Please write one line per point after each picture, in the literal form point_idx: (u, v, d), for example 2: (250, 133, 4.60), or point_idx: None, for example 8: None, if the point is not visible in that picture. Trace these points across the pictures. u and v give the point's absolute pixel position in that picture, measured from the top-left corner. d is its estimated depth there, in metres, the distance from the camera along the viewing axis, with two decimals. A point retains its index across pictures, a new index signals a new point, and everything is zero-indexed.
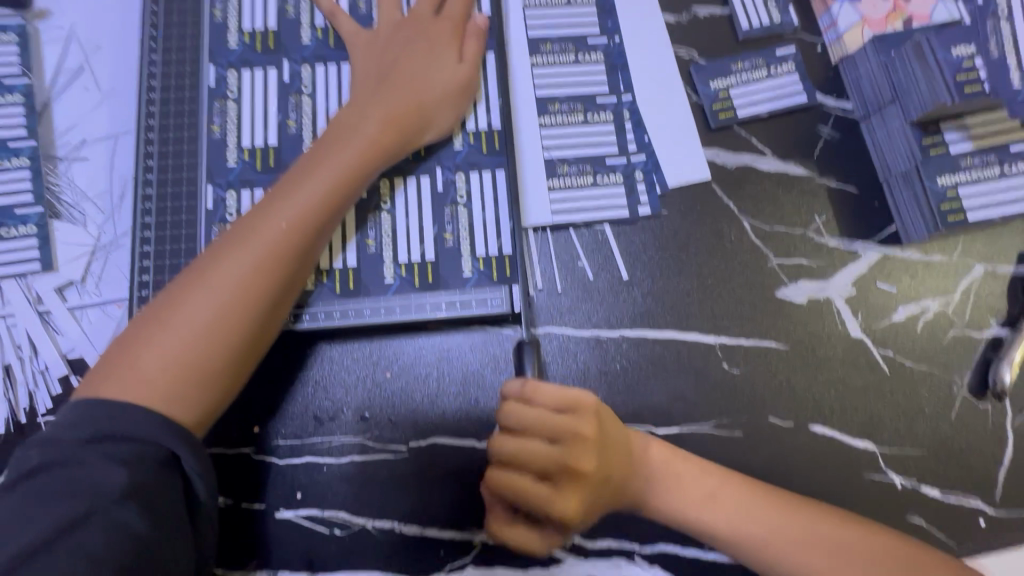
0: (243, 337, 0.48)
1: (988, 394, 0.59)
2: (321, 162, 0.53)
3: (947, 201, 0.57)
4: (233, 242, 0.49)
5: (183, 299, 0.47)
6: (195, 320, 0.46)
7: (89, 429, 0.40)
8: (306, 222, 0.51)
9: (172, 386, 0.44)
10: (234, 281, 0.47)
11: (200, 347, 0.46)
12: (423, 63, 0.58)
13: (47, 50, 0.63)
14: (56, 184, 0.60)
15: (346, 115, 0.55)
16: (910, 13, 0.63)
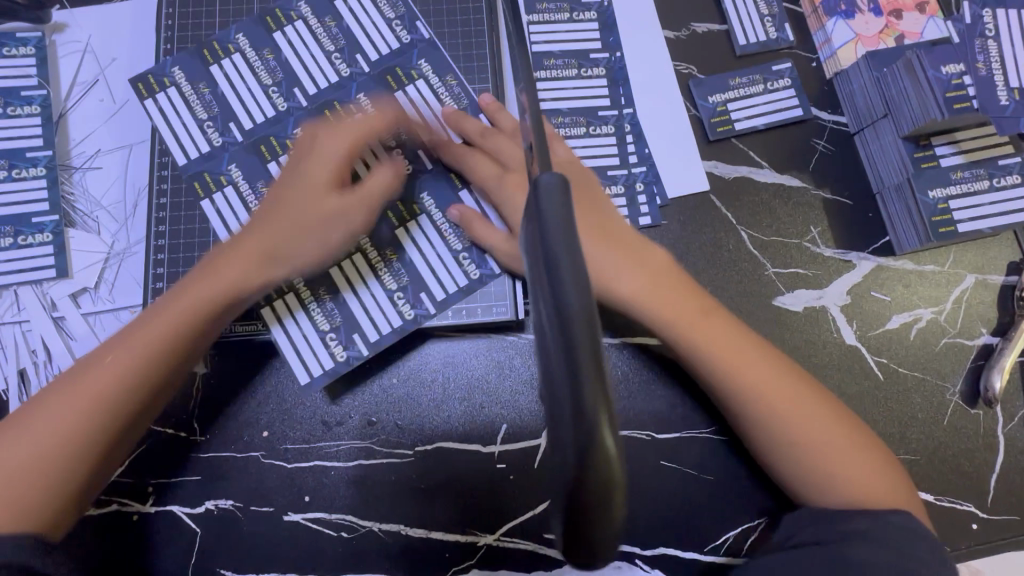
0: (91, 449, 0.49)
1: (979, 401, 0.60)
2: (236, 241, 0.56)
3: (938, 214, 0.59)
4: (126, 331, 0.52)
5: (36, 411, 0.49)
6: (36, 435, 0.48)
7: None
8: (180, 315, 0.52)
9: (35, 474, 0.47)
10: (87, 395, 0.49)
11: (38, 461, 0.47)
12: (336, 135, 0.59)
13: (64, 63, 0.64)
14: (72, 193, 0.61)
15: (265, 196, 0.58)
16: (902, 31, 0.66)
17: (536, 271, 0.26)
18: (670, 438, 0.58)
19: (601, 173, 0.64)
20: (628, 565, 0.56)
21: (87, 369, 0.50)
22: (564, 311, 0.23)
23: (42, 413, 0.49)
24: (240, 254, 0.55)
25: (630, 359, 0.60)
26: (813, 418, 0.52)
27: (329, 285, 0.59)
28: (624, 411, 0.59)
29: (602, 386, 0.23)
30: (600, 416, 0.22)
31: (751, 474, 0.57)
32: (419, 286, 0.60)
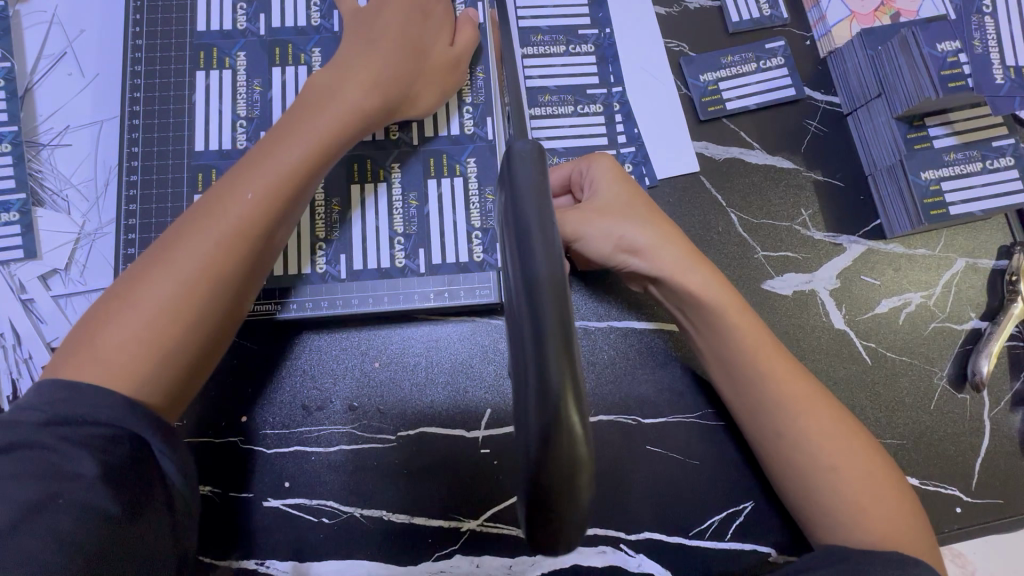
0: (209, 318, 0.42)
1: (966, 385, 0.60)
2: (306, 120, 0.48)
3: (930, 195, 0.58)
4: (240, 178, 0.45)
5: (133, 294, 0.41)
6: (145, 314, 0.41)
7: (48, 411, 0.37)
8: (277, 191, 0.45)
9: (141, 368, 0.40)
10: (189, 268, 0.42)
11: (149, 341, 0.40)
12: (416, 31, 0.56)
13: (29, 34, 0.61)
14: (39, 170, 0.59)
15: (340, 74, 0.51)
16: (897, 9, 0.64)
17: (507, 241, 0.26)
18: (656, 423, 0.58)
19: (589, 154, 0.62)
20: (612, 549, 0.56)
21: (179, 244, 0.43)
22: (530, 278, 0.23)
23: (167, 271, 0.42)
24: (349, 102, 0.50)
25: (615, 343, 0.60)
26: (834, 423, 0.49)
27: (307, 266, 0.57)
28: (610, 396, 0.58)
29: (563, 320, 0.22)
30: (558, 346, 0.22)
31: (734, 460, 0.57)
32: (343, 248, 0.58)
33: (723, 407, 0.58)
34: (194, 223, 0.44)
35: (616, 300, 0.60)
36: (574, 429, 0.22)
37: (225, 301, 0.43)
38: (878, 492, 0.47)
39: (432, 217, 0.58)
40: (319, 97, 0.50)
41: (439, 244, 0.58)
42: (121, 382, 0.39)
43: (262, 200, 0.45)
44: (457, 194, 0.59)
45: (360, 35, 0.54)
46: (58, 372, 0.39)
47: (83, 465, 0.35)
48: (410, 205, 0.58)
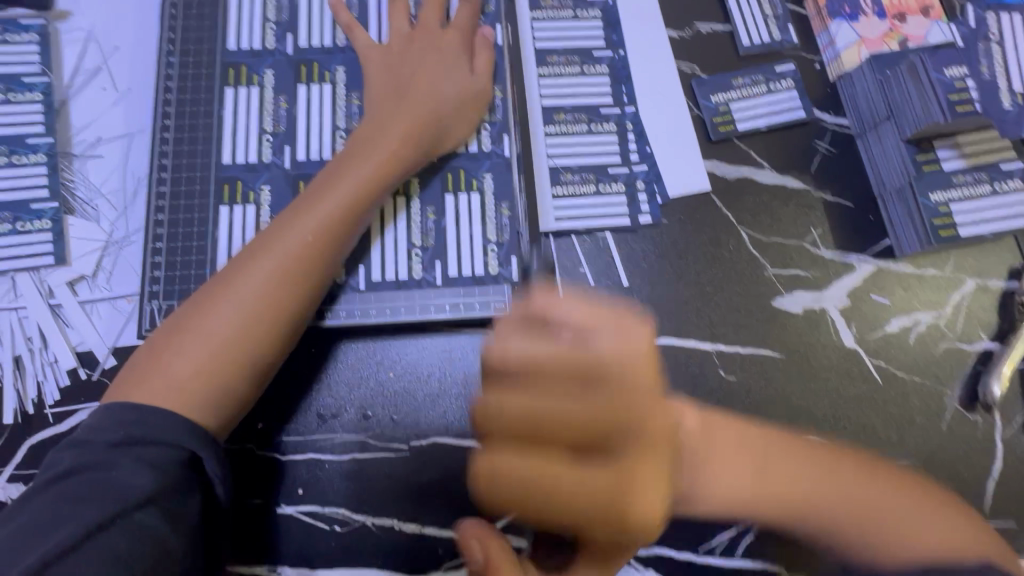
0: (260, 346, 0.49)
1: (977, 406, 0.60)
2: (350, 168, 0.55)
3: (939, 217, 0.59)
4: (285, 225, 0.52)
5: (195, 323, 0.48)
6: (206, 342, 0.47)
7: (118, 432, 0.43)
8: (324, 233, 0.52)
9: (199, 389, 0.46)
10: (244, 302, 0.49)
11: (208, 364, 0.47)
12: (443, 75, 0.60)
13: (67, 50, 0.64)
14: (71, 179, 0.61)
15: (375, 125, 0.58)
16: (905, 34, 0.66)
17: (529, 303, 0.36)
18: None
19: (601, 170, 0.64)
20: (621, 564, 0.56)
21: (232, 285, 0.49)
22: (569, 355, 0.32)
23: (224, 308, 0.48)
24: (380, 152, 0.56)
25: None
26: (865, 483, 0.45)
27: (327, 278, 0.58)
28: None
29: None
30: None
31: None
32: (361, 259, 0.59)
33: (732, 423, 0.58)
34: (248, 260, 0.50)
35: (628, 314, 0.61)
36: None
37: (273, 334, 0.49)
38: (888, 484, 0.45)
39: (448, 230, 0.60)
40: (357, 148, 0.56)
41: (454, 256, 0.59)
42: (181, 403, 0.46)
43: (312, 241, 0.51)
44: (473, 209, 0.60)
45: (387, 86, 0.60)
46: (127, 394, 0.46)
47: (136, 478, 0.41)
48: (426, 218, 0.60)
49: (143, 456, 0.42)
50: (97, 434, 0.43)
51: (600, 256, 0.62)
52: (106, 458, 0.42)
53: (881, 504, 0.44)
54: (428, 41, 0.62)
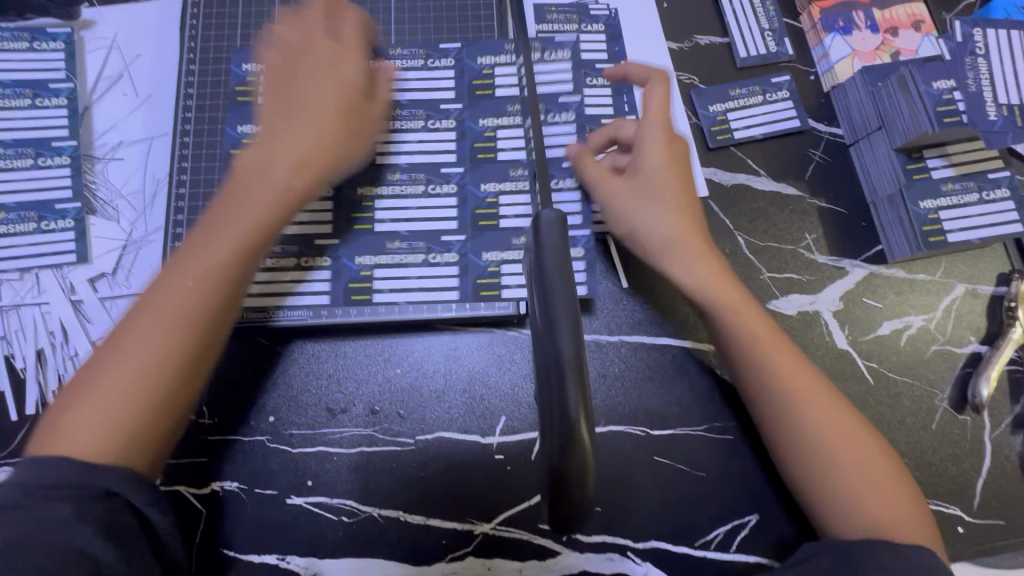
0: (179, 380, 0.44)
1: (967, 407, 0.62)
2: (242, 182, 0.49)
3: (929, 223, 0.61)
4: (181, 254, 0.47)
5: (109, 366, 0.43)
6: (122, 384, 0.43)
7: (54, 465, 0.40)
8: (231, 260, 0.47)
9: (117, 435, 0.42)
10: (159, 337, 0.44)
11: (123, 407, 0.42)
12: (336, 84, 0.53)
13: (91, 58, 0.67)
14: (93, 181, 0.64)
15: (274, 131, 0.51)
16: (897, 47, 0.69)
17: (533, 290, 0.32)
18: (664, 435, 0.60)
19: None
20: (620, 557, 0.58)
21: (134, 322, 0.44)
22: (559, 357, 0.29)
23: (126, 347, 0.43)
24: (277, 170, 0.50)
25: (626, 357, 0.62)
26: (849, 437, 0.52)
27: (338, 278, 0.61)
28: (620, 407, 0.61)
29: (578, 353, 0.29)
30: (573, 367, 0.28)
31: (740, 472, 0.59)
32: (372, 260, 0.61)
33: (729, 420, 0.60)
34: (164, 288, 0.45)
35: (627, 316, 0.63)
36: (583, 442, 0.27)
37: (183, 372, 0.44)
38: (850, 435, 0.52)
39: (454, 233, 0.62)
40: (248, 160, 0.50)
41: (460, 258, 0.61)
42: (95, 452, 0.41)
43: (211, 264, 0.46)
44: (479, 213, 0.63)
45: (276, 101, 0.52)
46: (38, 451, 0.41)
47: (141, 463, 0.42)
48: (462, 172, 0.63)
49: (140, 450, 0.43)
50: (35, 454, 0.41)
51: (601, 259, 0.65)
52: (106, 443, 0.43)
53: (859, 471, 0.51)
54: (320, 54, 0.54)
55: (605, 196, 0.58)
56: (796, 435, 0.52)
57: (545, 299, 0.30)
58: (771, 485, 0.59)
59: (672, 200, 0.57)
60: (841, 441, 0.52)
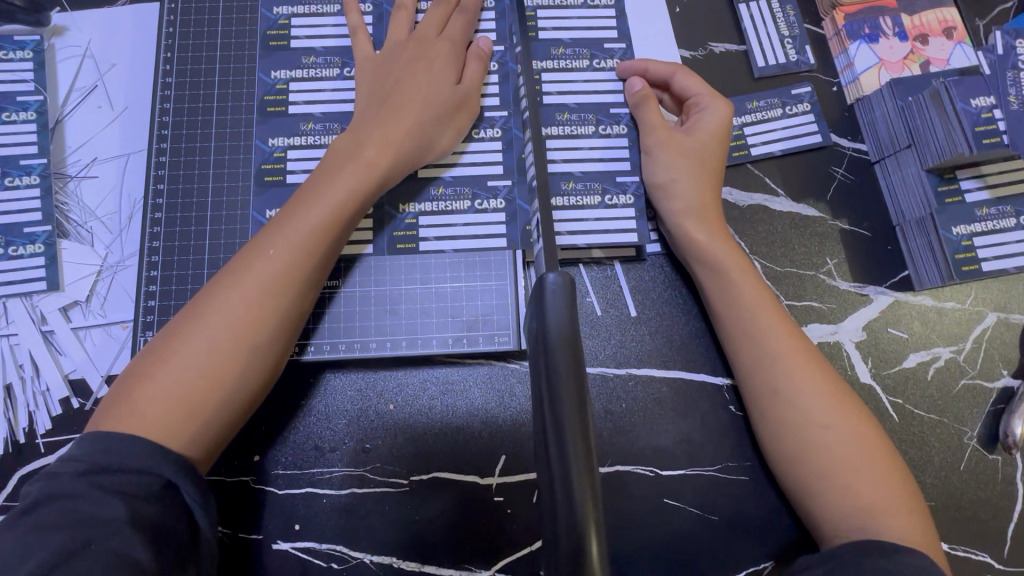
0: (244, 373, 0.47)
1: (998, 446, 0.58)
2: (321, 184, 0.52)
3: (962, 251, 0.57)
4: (262, 241, 0.50)
5: (179, 344, 0.46)
6: (189, 364, 0.46)
7: (88, 461, 0.41)
8: (301, 257, 0.49)
9: (180, 417, 0.44)
10: (228, 325, 0.47)
11: (186, 388, 0.45)
12: (427, 78, 0.56)
13: (63, 68, 0.62)
14: (65, 202, 0.60)
15: (355, 133, 0.54)
16: (927, 57, 0.64)
17: (531, 336, 0.30)
18: (674, 475, 0.56)
19: (608, 180, 0.61)
20: None
21: (214, 303, 0.47)
22: (548, 340, 0.29)
23: (202, 329, 0.47)
24: (359, 162, 0.52)
25: (635, 391, 0.58)
26: (855, 441, 0.49)
27: (327, 309, 0.57)
28: (627, 445, 0.57)
29: (584, 438, 0.26)
30: (578, 454, 0.25)
31: (755, 516, 0.55)
32: (363, 288, 0.58)
33: (744, 461, 0.56)
34: (236, 275, 0.48)
35: (636, 347, 0.59)
36: (591, 552, 0.23)
37: (257, 358, 0.48)
38: (879, 488, 0.47)
39: (453, 259, 0.58)
40: (331, 161, 0.53)
41: (459, 286, 0.58)
42: (154, 430, 0.43)
43: (282, 258, 0.49)
44: (478, 237, 0.59)
45: (377, 89, 0.56)
46: (100, 424, 0.44)
47: (114, 509, 0.39)
48: (506, 115, 0.61)
49: (128, 488, 0.40)
50: (64, 465, 0.41)
51: (608, 285, 0.61)
52: (76, 488, 0.40)
53: (863, 483, 0.47)
54: (419, 49, 0.57)
55: (650, 142, 0.59)
56: (795, 434, 0.50)
57: (546, 375, 0.28)
58: (788, 531, 0.55)
59: (707, 198, 0.57)
60: (869, 490, 0.47)
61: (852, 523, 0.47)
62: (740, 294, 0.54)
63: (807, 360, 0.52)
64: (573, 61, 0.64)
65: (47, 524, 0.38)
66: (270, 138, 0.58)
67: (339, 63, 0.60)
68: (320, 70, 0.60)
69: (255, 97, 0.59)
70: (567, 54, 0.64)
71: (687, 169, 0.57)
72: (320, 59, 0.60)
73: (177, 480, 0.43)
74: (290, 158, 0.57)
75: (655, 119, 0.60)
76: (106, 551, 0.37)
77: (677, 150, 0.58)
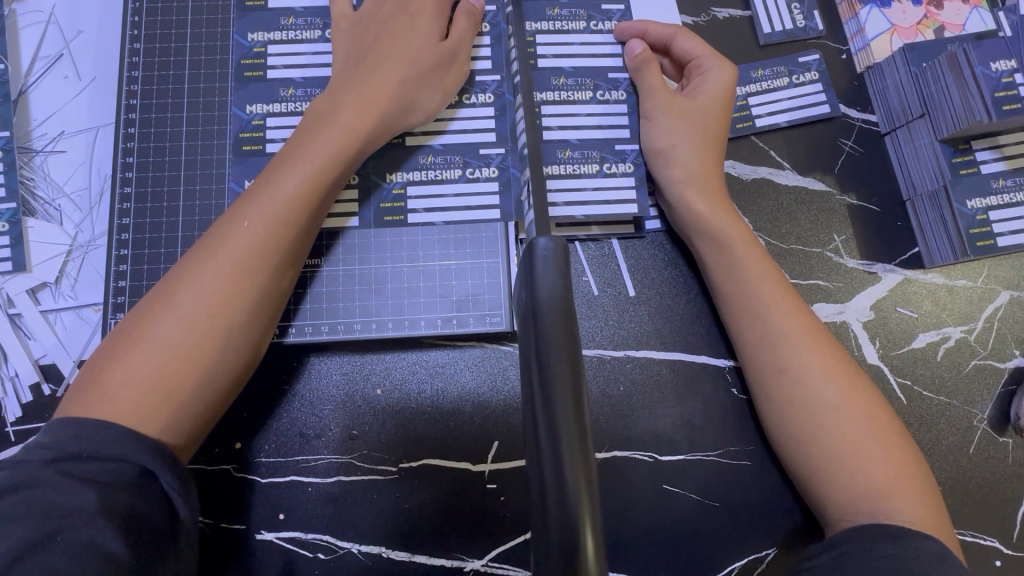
0: (222, 350, 0.44)
1: (1009, 429, 0.56)
2: (298, 152, 0.48)
3: (977, 225, 0.54)
4: (238, 212, 0.47)
5: (151, 324, 0.43)
6: (161, 345, 0.43)
7: (53, 449, 0.39)
8: (280, 227, 0.47)
9: (153, 400, 0.42)
10: (202, 302, 0.44)
11: (159, 370, 0.42)
12: (408, 34, 0.53)
13: (25, 35, 0.59)
14: (31, 178, 0.56)
15: (333, 98, 0.51)
16: (942, 22, 0.60)
17: (521, 310, 0.28)
18: (674, 461, 0.54)
19: (608, 148, 0.58)
20: None
21: (186, 279, 0.45)
22: (537, 307, 0.26)
23: (174, 307, 0.44)
24: (339, 127, 0.49)
25: (634, 374, 0.56)
26: (866, 424, 0.47)
27: (310, 292, 0.54)
28: (626, 430, 0.55)
29: (578, 420, 0.23)
30: (573, 439, 0.22)
31: (759, 503, 0.53)
32: (348, 267, 0.55)
33: (746, 446, 0.54)
34: (210, 251, 0.46)
35: (634, 328, 0.57)
36: (586, 543, 0.21)
37: (235, 335, 0.45)
38: (887, 469, 0.45)
39: (443, 235, 0.55)
40: (308, 129, 0.50)
41: (448, 265, 0.55)
42: (126, 415, 0.41)
43: (258, 230, 0.46)
44: (470, 211, 0.56)
45: (356, 48, 0.53)
46: (69, 410, 0.41)
47: (79, 500, 0.36)
48: (498, 79, 0.57)
49: (95, 476, 0.38)
50: (28, 454, 0.38)
51: (605, 263, 0.58)
52: (40, 476, 0.37)
53: (873, 466, 0.45)
54: (399, 5, 0.54)
55: (650, 108, 0.56)
56: (801, 416, 0.48)
57: (535, 349, 0.25)
58: (792, 517, 0.53)
59: (709, 166, 0.54)
60: (880, 473, 0.45)
61: (861, 508, 0.45)
62: (743, 268, 0.52)
63: (816, 338, 0.49)
64: (570, 23, 0.60)
65: (8, 515, 0.35)
66: (248, 104, 0.54)
67: (322, 25, 0.56)
68: (301, 31, 0.56)
69: (231, 62, 0.56)
70: (564, 16, 0.60)
71: (687, 135, 0.54)
72: (300, 20, 0.56)
73: (152, 468, 0.40)
74: (269, 125, 0.54)
75: (656, 82, 0.57)
76: (76, 542, 0.35)
77: (678, 114, 0.55)
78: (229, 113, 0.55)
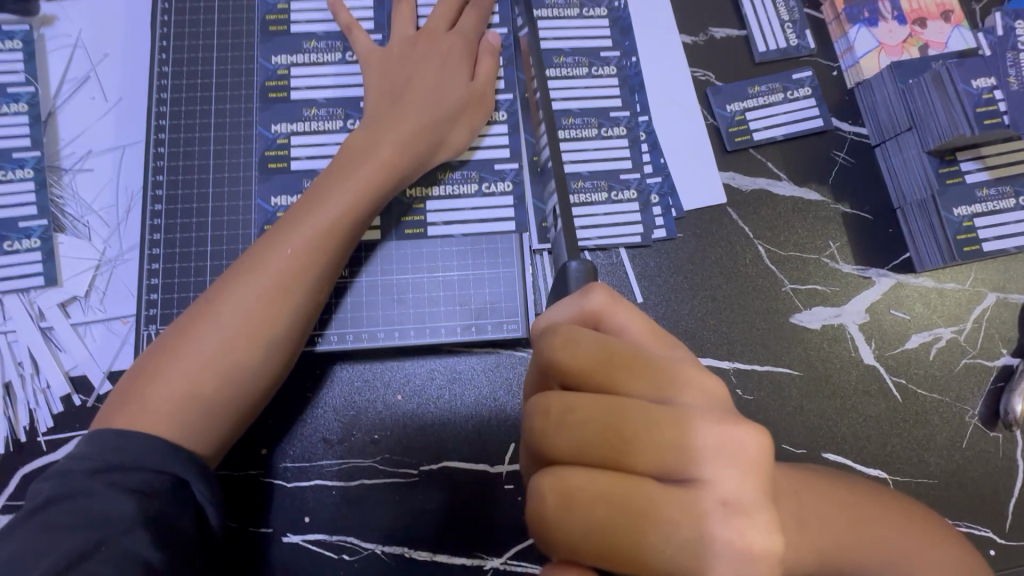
0: (257, 367, 0.47)
1: (999, 423, 0.59)
2: (336, 182, 0.51)
3: (964, 231, 0.58)
4: (277, 237, 0.49)
5: (189, 340, 0.45)
6: (200, 361, 0.45)
7: (100, 460, 0.40)
8: (316, 250, 0.49)
9: (190, 416, 0.44)
10: (239, 322, 0.46)
11: (197, 386, 0.44)
12: (441, 78, 0.56)
13: (53, 59, 0.61)
14: (61, 195, 0.58)
15: (370, 131, 0.53)
16: (925, 40, 0.64)
17: None
18: None
19: (613, 178, 0.61)
20: None
21: (223, 298, 0.47)
22: None
23: (213, 326, 0.46)
24: (374, 161, 0.52)
25: None
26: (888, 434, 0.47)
27: (338, 305, 0.56)
28: None
29: None
30: None
31: None
32: (371, 277, 0.57)
33: None
34: (246, 272, 0.48)
35: None
36: None
37: (267, 353, 0.47)
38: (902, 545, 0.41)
39: (461, 245, 0.58)
40: (345, 161, 0.52)
41: (467, 274, 0.57)
42: (166, 429, 0.43)
43: (297, 256, 0.48)
44: (485, 223, 0.58)
45: (388, 87, 0.55)
46: (108, 422, 0.43)
47: (124, 506, 0.38)
48: (512, 99, 0.60)
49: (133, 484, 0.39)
50: (75, 462, 0.40)
51: (614, 271, 0.60)
52: (81, 491, 0.39)
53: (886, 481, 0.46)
54: (430, 46, 0.57)
55: None
56: None
57: None
58: None
59: None
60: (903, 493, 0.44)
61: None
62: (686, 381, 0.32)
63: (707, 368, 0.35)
64: (573, 70, 0.63)
65: (57, 521, 0.37)
66: (273, 123, 0.57)
67: (342, 47, 0.59)
68: (322, 54, 0.59)
69: (255, 84, 0.58)
70: (568, 62, 0.63)
71: None
72: (322, 43, 0.59)
73: (187, 477, 0.42)
74: (294, 143, 0.57)
75: None
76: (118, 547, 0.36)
77: None
78: (255, 132, 0.57)
